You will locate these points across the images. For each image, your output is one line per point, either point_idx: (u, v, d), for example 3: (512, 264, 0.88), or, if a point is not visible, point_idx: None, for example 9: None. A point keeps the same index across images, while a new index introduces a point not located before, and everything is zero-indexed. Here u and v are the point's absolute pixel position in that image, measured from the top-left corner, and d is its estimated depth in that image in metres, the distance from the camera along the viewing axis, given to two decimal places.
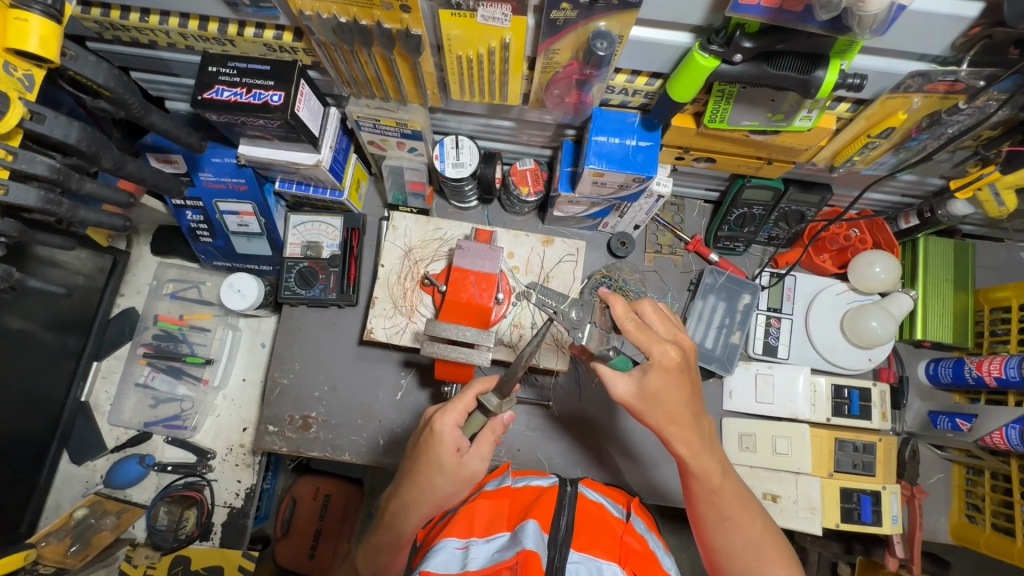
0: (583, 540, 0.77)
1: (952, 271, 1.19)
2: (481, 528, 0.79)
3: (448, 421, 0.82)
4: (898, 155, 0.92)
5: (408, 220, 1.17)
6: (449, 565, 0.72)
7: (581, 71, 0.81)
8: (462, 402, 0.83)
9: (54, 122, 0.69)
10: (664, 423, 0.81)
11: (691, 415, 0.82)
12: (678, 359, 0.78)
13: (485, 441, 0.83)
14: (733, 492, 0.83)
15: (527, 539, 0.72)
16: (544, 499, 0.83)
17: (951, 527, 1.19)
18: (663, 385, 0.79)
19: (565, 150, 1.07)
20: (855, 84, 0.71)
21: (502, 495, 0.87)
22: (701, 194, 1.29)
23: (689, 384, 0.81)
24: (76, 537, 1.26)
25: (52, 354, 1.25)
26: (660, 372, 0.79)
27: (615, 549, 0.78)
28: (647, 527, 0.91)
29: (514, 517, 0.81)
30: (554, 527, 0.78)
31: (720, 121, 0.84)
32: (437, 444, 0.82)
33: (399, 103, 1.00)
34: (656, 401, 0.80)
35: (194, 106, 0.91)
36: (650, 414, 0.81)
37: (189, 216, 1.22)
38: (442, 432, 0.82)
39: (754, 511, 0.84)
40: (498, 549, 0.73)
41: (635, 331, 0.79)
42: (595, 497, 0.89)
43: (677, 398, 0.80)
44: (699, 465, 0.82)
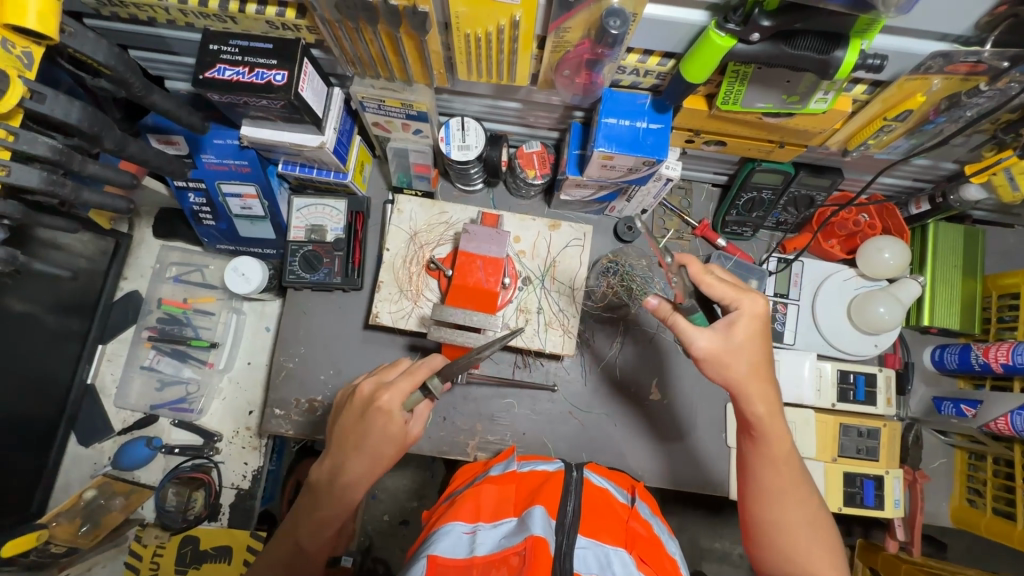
0: (591, 526, 0.77)
1: (961, 257, 1.19)
2: (488, 513, 0.79)
3: (397, 400, 0.83)
4: (914, 139, 0.89)
5: (414, 204, 1.16)
6: (456, 549, 0.73)
7: (593, 51, 0.78)
8: (410, 379, 0.85)
9: (54, 101, 0.67)
10: (746, 376, 0.81)
11: (768, 371, 0.83)
12: (765, 308, 0.82)
13: (420, 410, 0.90)
14: (793, 466, 0.83)
15: (534, 525, 0.72)
16: (551, 485, 0.83)
17: (952, 511, 1.20)
18: (748, 336, 0.81)
19: (572, 132, 1.05)
20: (876, 65, 0.68)
21: (508, 481, 0.87)
22: (709, 178, 1.27)
23: (764, 340, 0.83)
24: (86, 518, 1.26)
25: (56, 337, 1.25)
26: (746, 322, 0.81)
27: (622, 534, 0.79)
28: (652, 513, 0.92)
29: (520, 502, 0.81)
30: (561, 512, 0.77)
31: (733, 103, 0.84)
32: (383, 418, 0.83)
33: (405, 83, 0.98)
34: (738, 351, 0.81)
35: (195, 86, 0.90)
36: (735, 369, 0.81)
37: (191, 199, 1.21)
38: (389, 406, 0.83)
39: (807, 495, 0.84)
40: (504, 534, 0.74)
41: (722, 282, 0.83)
42: (600, 483, 0.89)
43: (759, 348, 0.82)
44: (771, 427, 0.83)
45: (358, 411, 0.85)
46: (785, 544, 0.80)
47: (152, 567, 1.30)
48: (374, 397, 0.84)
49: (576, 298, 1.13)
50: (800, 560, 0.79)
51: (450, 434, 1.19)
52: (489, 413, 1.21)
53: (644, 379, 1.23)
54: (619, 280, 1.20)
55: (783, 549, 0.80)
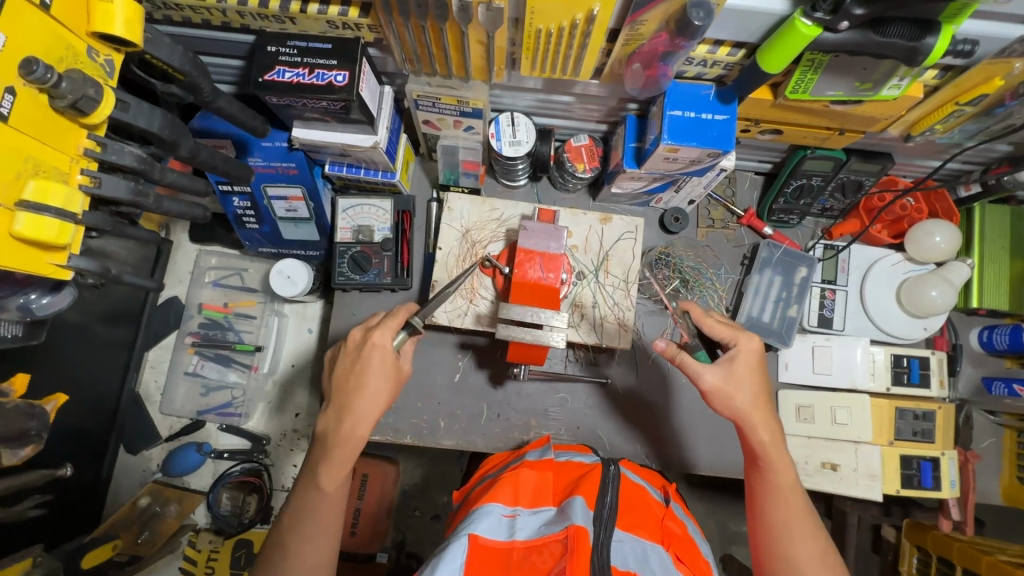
0: (627, 521, 0.77)
1: (1010, 238, 1.19)
2: (527, 500, 0.80)
3: (387, 334, 0.86)
4: (982, 122, 0.88)
5: (464, 202, 1.15)
6: (495, 532, 0.72)
7: (670, 43, 0.77)
8: (396, 319, 0.88)
9: (138, 109, 0.67)
10: (750, 407, 0.88)
11: (768, 403, 0.89)
12: (761, 349, 0.89)
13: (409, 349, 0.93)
14: (800, 501, 0.86)
15: (575, 514, 0.71)
16: (590, 478, 0.82)
17: (1003, 489, 1.22)
18: (747, 372, 0.88)
19: (628, 125, 1.04)
20: (965, 50, 0.70)
21: (546, 468, 0.87)
22: (753, 166, 1.27)
23: (763, 375, 0.90)
24: (142, 526, 1.27)
25: (104, 346, 1.24)
26: (744, 360, 0.89)
27: (657, 531, 0.78)
28: (685, 513, 0.91)
29: (560, 492, 0.82)
30: (599, 504, 0.76)
31: (802, 91, 0.83)
32: (377, 353, 0.85)
33: (461, 80, 0.97)
34: (741, 383, 0.88)
35: (255, 89, 0.88)
36: (739, 401, 0.88)
37: (235, 203, 1.20)
38: (382, 343, 0.85)
39: (818, 529, 0.84)
40: (545, 523, 0.74)
41: (721, 324, 0.91)
42: (636, 481, 0.89)
43: (759, 382, 0.89)
44: (776, 457, 0.87)
45: (352, 357, 0.87)
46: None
47: (207, 570, 1.30)
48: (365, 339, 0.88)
49: (630, 291, 1.12)
50: None
51: (504, 431, 1.20)
52: (542, 408, 1.22)
53: None
54: (671, 272, 1.22)
55: None
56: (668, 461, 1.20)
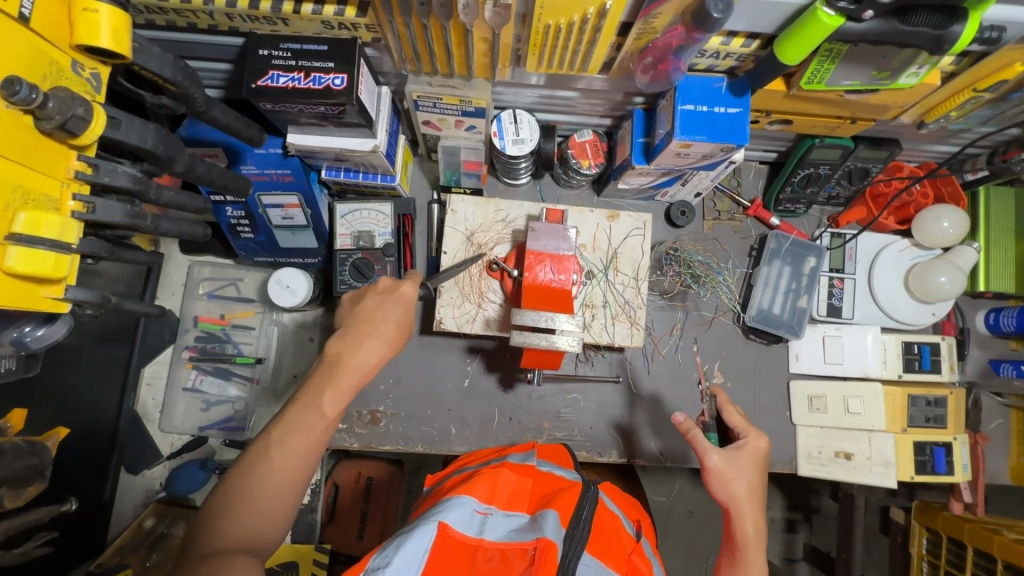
0: (597, 547, 0.75)
1: (1016, 221, 1.18)
2: (502, 500, 0.78)
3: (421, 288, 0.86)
4: (997, 108, 0.87)
5: (467, 203, 1.12)
6: (465, 525, 0.71)
7: (685, 36, 0.74)
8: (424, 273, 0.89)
9: (129, 126, 0.62)
10: (745, 496, 0.89)
11: (761, 500, 0.91)
12: (767, 452, 0.92)
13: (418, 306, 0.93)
14: None
15: (546, 527, 0.71)
16: (568, 494, 0.79)
17: (1011, 469, 1.23)
18: (749, 466, 0.90)
19: (635, 119, 1.01)
20: (992, 37, 0.68)
21: (526, 473, 0.85)
22: (758, 156, 1.25)
23: (763, 475, 0.92)
24: (151, 547, 1.22)
25: (100, 366, 1.20)
26: (749, 457, 0.91)
27: (621, 564, 0.75)
28: (653, 553, 0.87)
29: (535, 501, 0.81)
30: (574, 521, 0.75)
31: (818, 82, 0.81)
32: (399, 296, 0.84)
33: (463, 79, 0.94)
34: (742, 470, 0.90)
35: (249, 96, 0.84)
36: (737, 486, 0.89)
37: (229, 212, 1.15)
38: (409, 293, 0.85)
39: None
40: (516, 528, 0.73)
41: (738, 415, 0.97)
42: (613, 507, 0.85)
43: (758, 476, 0.91)
44: (752, 550, 0.86)
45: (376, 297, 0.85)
46: None
47: None
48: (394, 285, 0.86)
49: (641, 289, 1.10)
50: None
51: (517, 435, 1.18)
52: (554, 410, 1.20)
53: (707, 364, 1.22)
54: (681, 268, 1.20)
55: None
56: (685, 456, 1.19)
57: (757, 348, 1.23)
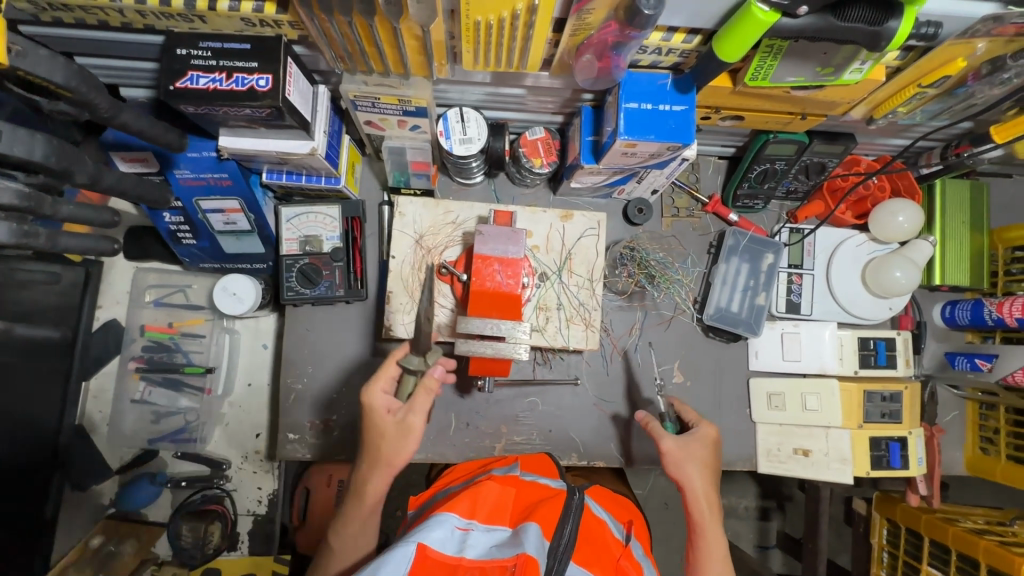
0: (583, 555, 0.76)
1: (970, 214, 1.18)
2: (484, 513, 0.75)
3: (380, 400, 0.86)
4: (944, 103, 0.86)
5: (416, 205, 1.08)
6: (445, 544, 0.68)
7: (620, 33, 0.71)
8: (388, 368, 0.88)
9: (12, 137, 0.58)
10: (697, 478, 0.93)
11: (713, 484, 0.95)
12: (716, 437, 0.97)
13: (422, 399, 0.84)
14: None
15: (527, 543, 0.67)
16: (550, 505, 0.80)
17: (966, 460, 1.25)
18: (700, 450, 0.95)
19: (583, 117, 0.98)
20: (929, 33, 0.66)
21: (511, 483, 0.84)
22: (717, 151, 1.22)
23: (715, 460, 0.97)
24: (98, 566, 1.19)
25: (36, 381, 1.15)
26: (700, 442, 0.95)
27: (610, 569, 0.77)
28: (643, 554, 0.89)
29: (517, 513, 0.78)
30: (555, 536, 0.75)
31: (762, 79, 0.78)
32: (371, 415, 0.86)
33: (400, 77, 0.90)
34: (693, 454, 0.94)
35: (166, 99, 0.79)
36: (689, 468, 0.94)
37: (167, 218, 1.10)
38: (374, 402, 0.86)
39: None
40: (498, 543, 0.70)
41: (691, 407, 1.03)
42: (598, 514, 0.87)
43: (709, 459, 0.95)
44: (708, 530, 0.91)
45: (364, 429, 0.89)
46: None
47: None
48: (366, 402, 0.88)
49: (596, 290, 1.08)
50: None
51: (475, 440, 1.16)
52: (512, 414, 1.18)
53: (666, 364, 1.20)
54: (636, 268, 1.18)
55: None
56: (645, 456, 1.18)
57: (717, 347, 1.21)
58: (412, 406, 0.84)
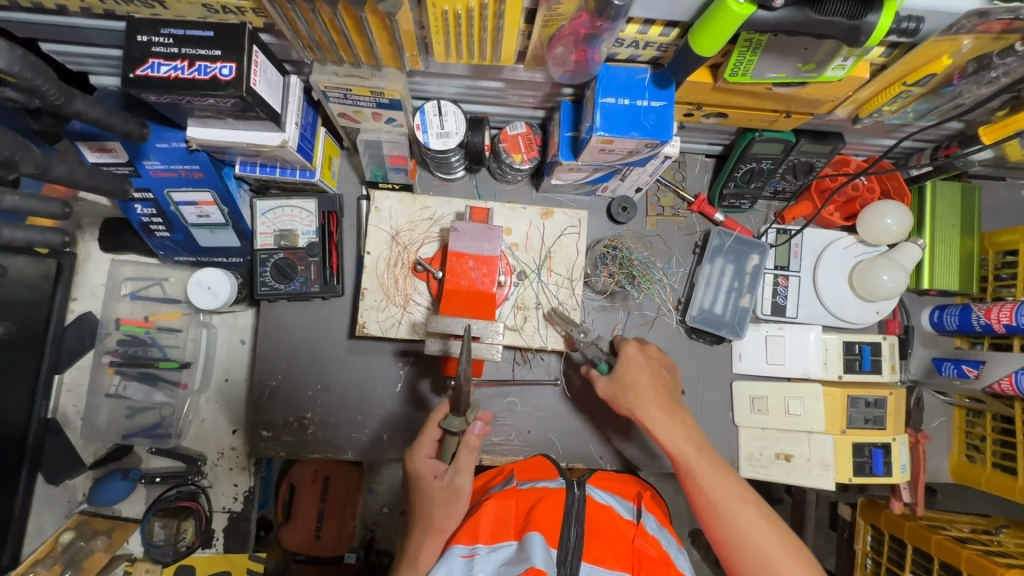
0: (594, 553, 0.75)
1: (960, 217, 1.16)
2: (488, 534, 0.76)
3: (420, 457, 0.85)
4: (930, 102, 0.83)
5: (392, 200, 1.06)
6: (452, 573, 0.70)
7: (592, 24, 0.68)
8: (428, 430, 0.86)
9: None
10: (639, 405, 0.93)
11: (662, 394, 0.94)
12: (639, 350, 0.97)
13: (463, 459, 0.82)
14: (728, 477, 0.87)
15: (534, 556, 0.68)
16: (551, 507, 0.80)
17: (952, 467, 1.23)
18: (631, 372, 0.95)
19: (563, 112, 0.96)
20: (911, 28, 0.63)
21: (509, 496, 0.83)
22: (703, 149, 1.20)
23: (653, 371, 0.96)
24: (67, 563, 1.19)
25: (5, 374, 1.13)
26: (626, 364, 0.96)
27: (627, 557, 0.76)
28: (660, 524, 0.88)
29: (519, 524, 0.78)
30: (562, 541, 0.75)
31: (742, 74, 0.76)
32: (419, 481, 0.84)
33: (373, 68, 0.87)
34: (625, 380, 0.95)
35: (127, 87, 0.76)
36: (629, 398, 0.94)
37: (139, 210, 1.08)
38: (417, 468, 0.84)
39: (747, 498, 0.85)
40: (504, 562, 0.70)
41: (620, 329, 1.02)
42: (602, 499, 0.86)
43: (645, 377, 0.95)
44: (678, 442, 0.90)
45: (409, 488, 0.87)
46: (751, 562, 0.81)
47: None
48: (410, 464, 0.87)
49: (575, 290, 1.06)
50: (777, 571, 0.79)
51: None
52: (490, 414, 1.16)
53: None
54: (618, 268, 1.15)
55: (754, 562, 0.81)
56: (623, 459, 1.16)
57: (700, 349, 1.19)
58: (456, 467, 0.82)
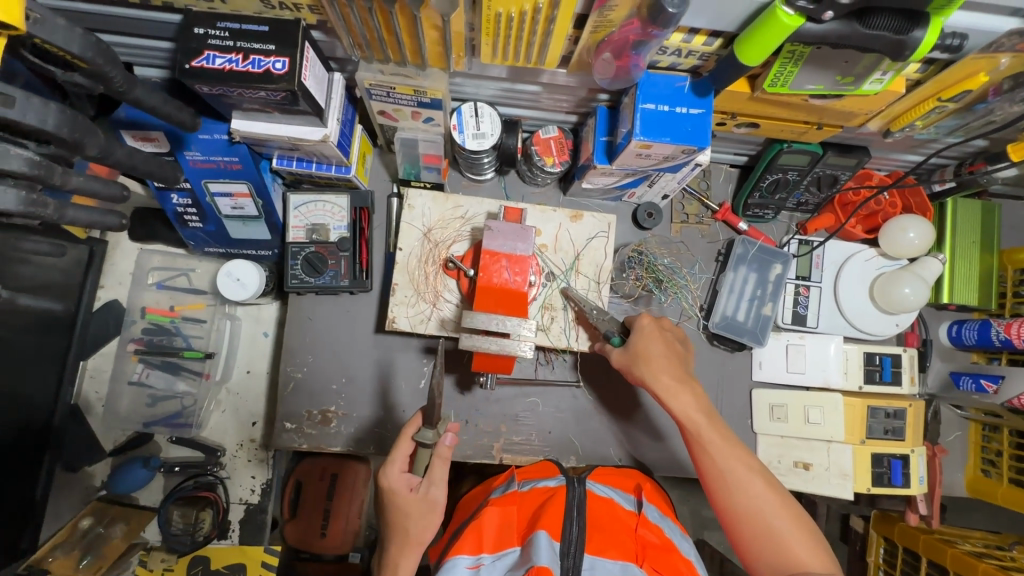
0: (596, 543, 0.76)
1: (980, 233, 1.18)
2: (491, 543, 0.77)
3: (394, 472, 0.82)
4: (962, 118, 0.85)
5: (425, 198, 1.07)
6: None
7: (641, 31, 0.71)
8: (402, 446, 0.84)
9: (26, 104, 0.57)
10: (650, 375, 0.91)
11: (673, 366, 0.92)
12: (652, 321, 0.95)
13: (437, 471, 0.82)
14: (737, 450, 0.86)
15: (538, 554, 0.69)
16: (554, 504, 0.81)
17: (967, 481, 1.24)
18: (643, 341, 0.93)
19: (598, 117, 0.98)
20: (953, 45, 0.66)
21: (510, 501, 0.84)
22: (729, 159, 1.22)
23: (665, 341, 0.94)
24: (86, 549, 1.18)
25: (34, 358, 1.14)
26: (639, 334, 0.94)
27: (631, 546, 0.77)
28: (661, 514, 0.89)
29: (524, 528, 0.79)
30: (565, 535, 0.76)
31: (781, 85, 0.78)
32: (393, 497, 0.82)
33: (417, 68, 0.89)
34: (638, 351, 0.93)
35: (182, 77, 0.78)
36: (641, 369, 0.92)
37: (175, 200, 1.10)
38: (391, 484, 0.82)
39: (755, 471, 0.85)
40: (509, 568, 0.71)
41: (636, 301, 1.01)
42: (602, 492, 0.87)
43: (656, 347, 0.93)
44: (688, 415, 0.89)
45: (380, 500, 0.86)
46: (759, 534, 0.81)
47: None
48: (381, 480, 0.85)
49: (602, 292, 1.07)
50: (785, 545, 0.80)
51: (473, 438, 1.15)
52: (512, 414, 1.17)
53: None
54: (644, 272, 1.16)
55: (761, 536, 0.81)
56: (643, 462, 1.17)
57: (720, 355, 1.20)
58: (429, 479, 0.82)
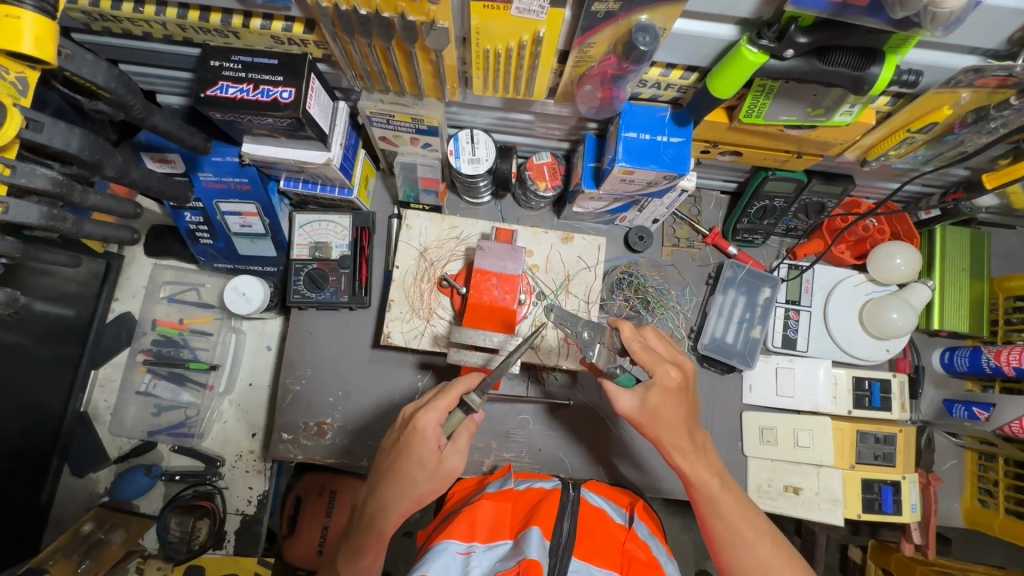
0: (584, 549, 0.77)
1: (970, 261, 1.19)
2: (484, 533, 0.77)
3: (433, 419, 0.81)
4: (933, 149, 0.89)
5: (422, 219, 1.13)
6: (449, 570, 0.70)
7: (618, 66, 0.76)
8: (445, 400, 0.82)
9: (53, 129, 0.64)
10: (664, 434, 0.87)
11: (686, 429, 0.87)
12: (679, 379, 0.84)
13: (463, 433, 0.85)
14: (745, 508, 0.86)
15: (529, 548, 0.70)
16: (547, 504, 0.83)
17: (964, 511, 1.22)
18: (664, 403, 0.85)
19: (587, 144, 1.02)
20: (909, 80, 0.70)
21: (505, 498, 0.86)
22: (719, 186, 1.25)
23: (686, 402, 0.86)
24: (84, 554, 1.19)
25: (47, 366, 1.20)
26: (661, 391, 0.85)
27: (617, 558, 0.78)
28: (650, 532, 0.91)
29: (516, 524, 0.81)
30: (556, 533, 0.78)
31: (756, 116, 0.82)
32: (418, 441, 0.80)
33: (415, 97, 0.95)
34: (655, 414, 0.86)
35: (197, 104, 0.85)
36: (651, 426, 0.87)
37: (188, 218, 1.16)
38: (425, 428, 0.80)
39: (763, 529, 0.85)
40: (499, 558, 0.72)
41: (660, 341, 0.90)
42: (596, 503, 0.89)
43: (674, 412, 0.86)
44: (696, 476, 0.87)
45: (400, 432, 0.86)
46: None
47: None
48: (414, 417, 0.83)
49: (592, 312, 1.10)
50: None
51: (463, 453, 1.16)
52: (503, 430, 1.19)
53: None
54: (633, 293, 1.20)
55: None
56: (632, 482, 1.18)
57: (711, 377, 1.21)
58: (451, 441, 0.85)
